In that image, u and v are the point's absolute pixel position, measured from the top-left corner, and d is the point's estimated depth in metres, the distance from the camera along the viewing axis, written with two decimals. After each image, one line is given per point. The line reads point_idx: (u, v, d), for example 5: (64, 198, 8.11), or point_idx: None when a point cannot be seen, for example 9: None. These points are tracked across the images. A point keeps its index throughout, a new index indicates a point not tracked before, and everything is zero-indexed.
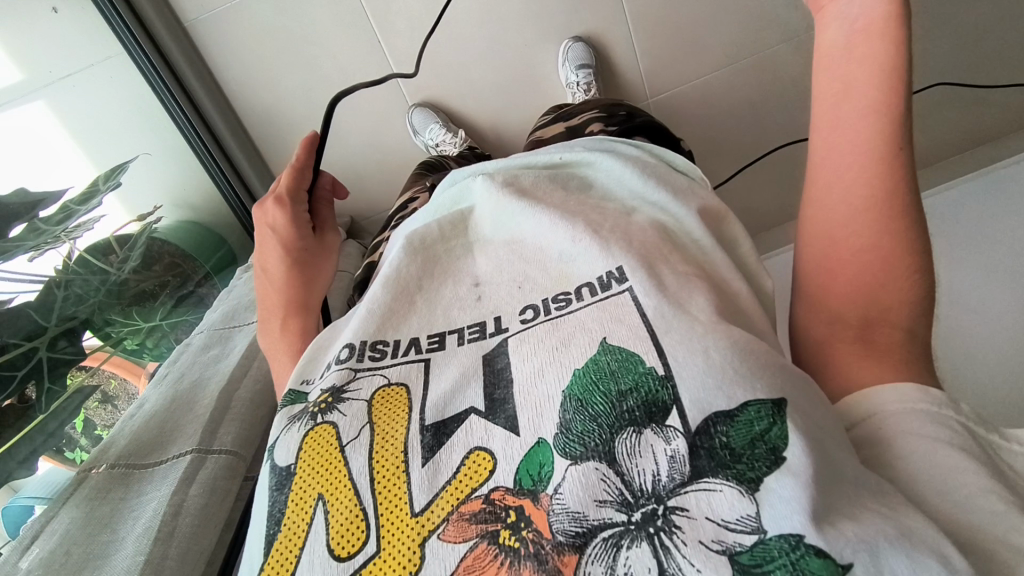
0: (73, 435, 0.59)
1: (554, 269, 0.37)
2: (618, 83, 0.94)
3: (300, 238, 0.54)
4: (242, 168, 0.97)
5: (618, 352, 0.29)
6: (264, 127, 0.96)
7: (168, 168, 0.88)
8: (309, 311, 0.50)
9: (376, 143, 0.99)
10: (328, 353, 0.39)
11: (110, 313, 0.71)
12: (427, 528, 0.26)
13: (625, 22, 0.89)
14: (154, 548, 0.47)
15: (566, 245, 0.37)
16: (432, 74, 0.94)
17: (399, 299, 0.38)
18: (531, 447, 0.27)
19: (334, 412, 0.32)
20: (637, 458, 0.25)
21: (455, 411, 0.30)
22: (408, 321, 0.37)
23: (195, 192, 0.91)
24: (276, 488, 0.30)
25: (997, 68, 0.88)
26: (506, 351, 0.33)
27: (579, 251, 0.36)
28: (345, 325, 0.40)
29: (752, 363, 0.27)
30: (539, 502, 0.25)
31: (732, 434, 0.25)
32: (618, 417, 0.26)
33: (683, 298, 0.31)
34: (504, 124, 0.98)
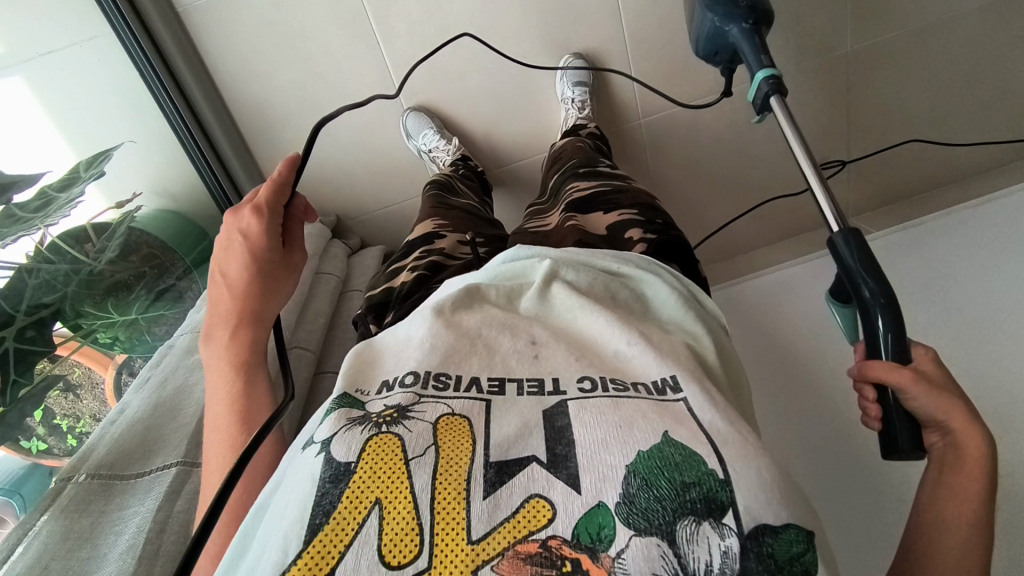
0: (31, 427, 0.56)
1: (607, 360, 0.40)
2: (613, 105, 1.02)
3: (268, 248, 0.54)
4: (229, 161, 1.01)
5: (683, 448, 0.31)
6: (253, 119, 1.00)
7: (150, 155, 0.91)
8: (261, 326, 0.53)
9: (367, 143, 1.04)
10: (381, 369, 0.40)
11: (82, 304, 0.69)
12: (482, 558, 0.27)
13: (622, 48, 0.97)
14: (142, 568, 0.48)
15: (622, 345, 0.41)
16: (430, 83, 0.99)
17: (458, 339, 0.41)
18: (591, 507, 0.29)
19: (400, 426, 0.33)
20: (693, 544, 0.27)
21: (518, 455, 0.32)
22: (469, 361, 0.39)
23: (174, 181, 0.94)
24: (331, 481, 0.30)
25: (954, 122, 1.00)
26: (567, 412, 0.35)
27: (634, 352, 0.40)
28: (396, 349, 0.42)
29: (789, 492, 0.30)
30: (598, 559, 0.27)
31: (778, 548, 0.27)
32: (680, 503, 0.28)
33: (735, 419, 0.34)
34: (496, 134, 1.04)
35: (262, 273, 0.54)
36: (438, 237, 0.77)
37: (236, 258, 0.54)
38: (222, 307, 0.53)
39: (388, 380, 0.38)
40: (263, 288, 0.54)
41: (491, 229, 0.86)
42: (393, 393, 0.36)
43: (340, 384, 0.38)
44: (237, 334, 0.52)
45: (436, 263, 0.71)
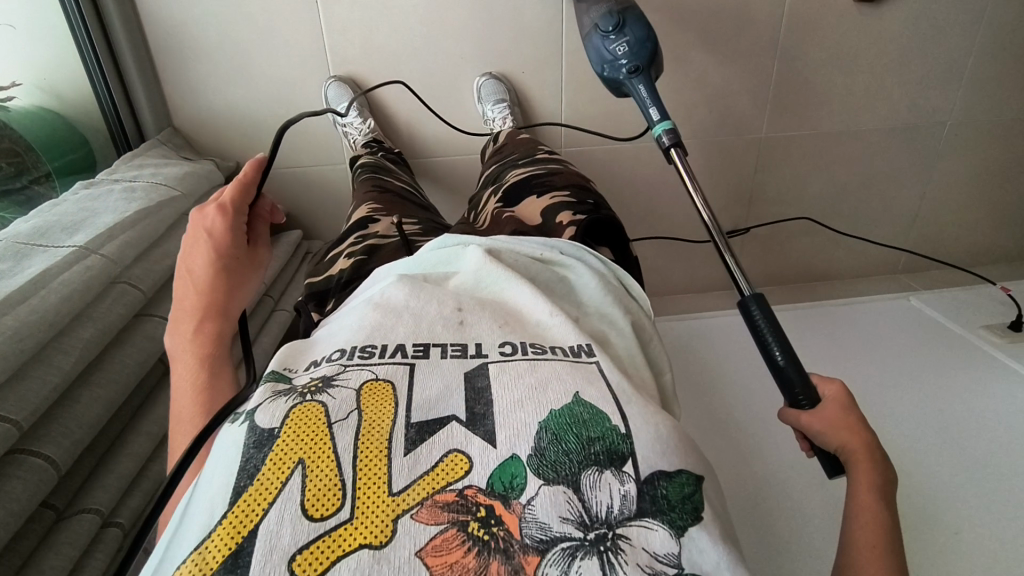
0: None
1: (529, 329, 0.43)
2: (542, 119, 1.03)
3: (235, 246, 0.55)
4: (128, 76, 0.93)
5: (590, 407, 0.34)
6: (174, 58, 0.93)
7: (32, 47, 0.85)
8: (226, 321, 0.52)
9: (285, 100, 0.98)
10: (309, 354, 0.41)
11: None
12: (402, 508, 0.29)
13: (563, 67, 0.99)
14: None
15: (543, 315, 0.44)
16: (366, 58, 0.96)
17: (384, 316, 0.42)
18: (505, 459, 0.31)
19: (324, 394, 0.34)
20: (596, 490, 0.30)
21: (438, 414, 0.34)
22: (396, 331, 0.40)
23: (65, 83, 0.90)
24: (254, 446, 0.31)
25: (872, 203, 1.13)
26: (487, 374, 0.37)
27: (554, 321, 0.43)
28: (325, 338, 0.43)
29: (684, 444, 0.34)
30: (510, 506, 0.29)
31: (669, 490, 0.31)
32: (585, 456, 0.31)
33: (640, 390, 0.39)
34: (420, 128, 1.03)
35: (229, 268, 0.54)
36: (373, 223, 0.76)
37: (202, 255, 0.53)
38: (188, 303, 0.52)
39: (316, 360, 0.39)
40: (230, 282, 0.53)
41: (425, 213, 0.86)
42: (321, 367, 0.37)
43: (270, 364, 0.39)
44: (201, 329, 0.51)
45: (372, 245, 0.71)
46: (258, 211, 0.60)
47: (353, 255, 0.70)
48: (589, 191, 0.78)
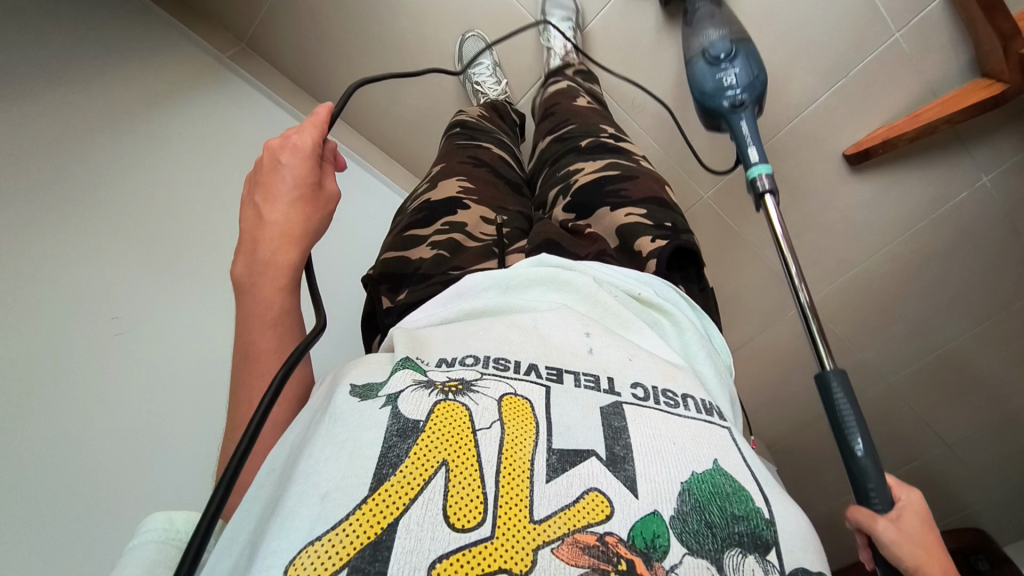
0: None
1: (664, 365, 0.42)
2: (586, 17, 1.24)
3: (310, 177, 0.56)
4: None
5: (732, 481, 0.33)
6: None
7: None
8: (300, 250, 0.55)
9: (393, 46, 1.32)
10: (436, 350, 0.40)
11: None
12: (542, 538, 0.28)
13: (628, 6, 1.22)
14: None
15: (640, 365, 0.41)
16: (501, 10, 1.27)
17: (510, 329, 0.42)
18: (647, 514, 0.30)
19: (466, 396, 0.33)
20: (739, 574, 0.28)
21: (578, 446, 0.32)
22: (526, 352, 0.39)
23: None
24: (398, 434, 0.30)
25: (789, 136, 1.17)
26: (623, 414, 0.36)
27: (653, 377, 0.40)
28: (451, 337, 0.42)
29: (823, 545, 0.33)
30: (653, 568, 0.28)
31: None
32: (729, 534, 0.30)
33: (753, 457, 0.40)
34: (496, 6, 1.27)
35: (297, 200, 0.55)
36: (462, 208, 0.76)
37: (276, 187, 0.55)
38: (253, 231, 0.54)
39: (446, 358, 0.38)
40: (299, 212, 0.55)
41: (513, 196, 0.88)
42: (454, 369, 0.36)
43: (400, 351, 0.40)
44: (274, 256, 0.53)
45: (457, 242, 0.70)
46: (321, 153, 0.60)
47: (436, 247, 0.69)
48: (678, 212, 0.77)
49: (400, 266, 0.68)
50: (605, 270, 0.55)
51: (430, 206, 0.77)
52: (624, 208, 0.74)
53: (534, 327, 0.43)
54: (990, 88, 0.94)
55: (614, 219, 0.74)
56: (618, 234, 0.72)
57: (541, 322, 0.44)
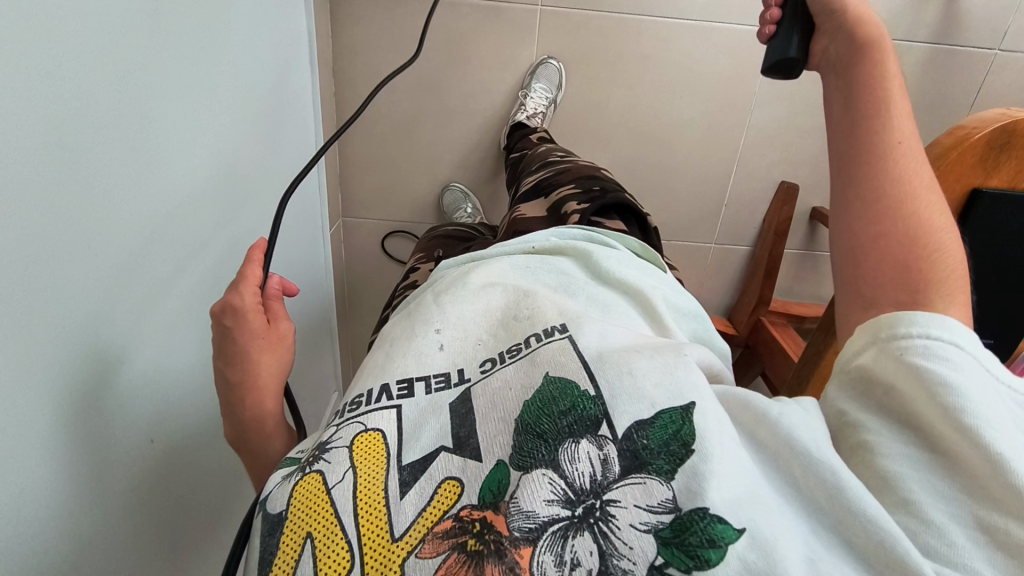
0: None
1: (508, 329, 0.44)
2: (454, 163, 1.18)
3: (254, 325, 0.50)
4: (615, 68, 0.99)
5: (558, 381, 0.33)
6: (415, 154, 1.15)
7: None
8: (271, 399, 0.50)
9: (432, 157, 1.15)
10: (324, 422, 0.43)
11: None
12: (406, 550, 0.30)
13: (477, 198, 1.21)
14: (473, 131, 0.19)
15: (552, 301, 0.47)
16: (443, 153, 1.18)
17: (372, 363, 0.44)
18: (492, 468, 0.31)
19: (320, 462, 0.36)
20: (576, 462, 0.29)
21: (428, 450, 0.35)
22: (384, 372, 0.41)
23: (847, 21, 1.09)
24: (268, 533, 0.33)
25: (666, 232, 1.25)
26: (469, 398, 0.37)
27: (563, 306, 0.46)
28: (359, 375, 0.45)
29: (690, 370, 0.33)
30: (499, 510, 0.29)
31: (652, 437, 0.29)
32: (559, 431, 0.30)
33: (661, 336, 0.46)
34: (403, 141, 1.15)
35: (258, 356, 0.50)
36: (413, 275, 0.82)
37: (229, 354, 0.50)
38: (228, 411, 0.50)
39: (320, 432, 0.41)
40: (269, 360, 0.51)
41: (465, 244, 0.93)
42: (320, 434, 0.39)
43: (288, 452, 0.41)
44: (257, 411, 0.49)
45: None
46: (264, 294, 0.54)
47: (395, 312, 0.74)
48: (596, 180, 0.80)
49: None
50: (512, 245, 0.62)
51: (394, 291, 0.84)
52: (555, 191, 0.81)
53: (389, 347, 0.45)
54: (726, 327, 1.27)
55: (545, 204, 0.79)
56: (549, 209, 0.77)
57: (396, 340, 0.45)
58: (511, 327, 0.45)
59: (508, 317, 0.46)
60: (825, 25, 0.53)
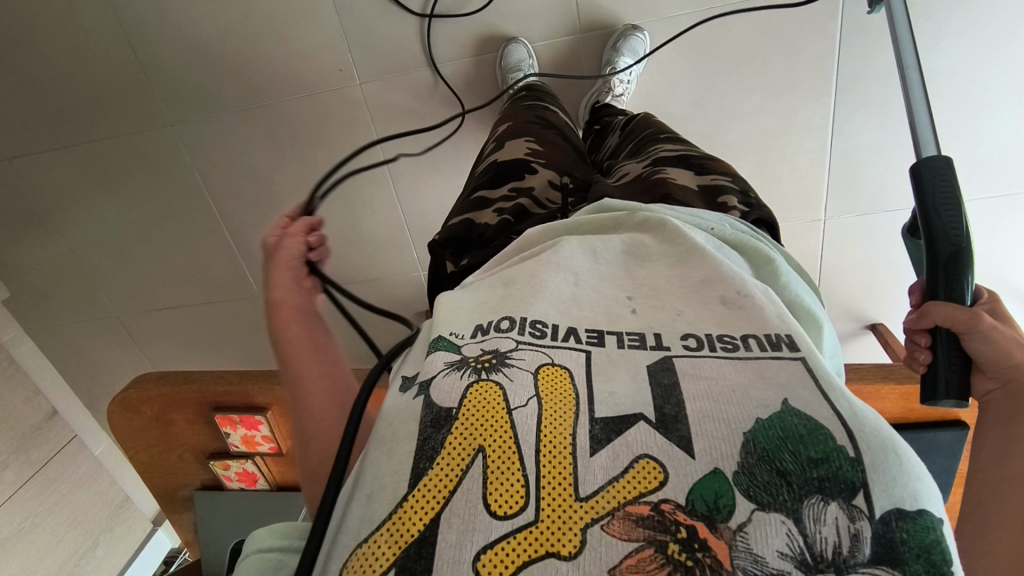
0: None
1: (718, 306, 0.38)
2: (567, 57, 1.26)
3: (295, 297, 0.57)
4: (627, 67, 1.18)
5: (806, 417, 0.29)
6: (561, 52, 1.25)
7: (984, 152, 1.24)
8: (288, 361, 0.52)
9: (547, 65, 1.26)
10: (475, 314, 0.39)
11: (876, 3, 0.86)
12: (589, 516, 0.26)
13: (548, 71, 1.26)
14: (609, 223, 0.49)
15: (732, 293, 0.38)
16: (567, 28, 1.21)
17: (552, 284, 0.39)
18: (706, 474, 0.27)
19: (499, 373, 0.32)
20: (819, 523, 0.25)
21: (625, 412, 0.30)
22: (566, 315, 0.37)
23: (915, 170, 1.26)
24: (432, 426, 0.30)
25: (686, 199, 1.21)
26: (673, 370, 0.33)
27: (743, 302, 0.37)
28: (536, 288, 0.39)
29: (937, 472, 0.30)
30: (717, 531, 0.25)
31: (911, 535, 0.25)
32: (805, 481, 0.27)
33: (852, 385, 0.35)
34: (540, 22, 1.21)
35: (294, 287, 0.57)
36: (530, 174, 0.69)
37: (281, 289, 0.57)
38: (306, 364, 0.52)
39: (483, 324, 0.37)
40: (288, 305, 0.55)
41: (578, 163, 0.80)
42: (493, 337, 0.35)
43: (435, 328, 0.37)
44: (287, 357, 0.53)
45: (523, 207, 0.64)
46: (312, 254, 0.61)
47: (502, 212, 0.63)
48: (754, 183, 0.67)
49: (465, 228, 0.62)
50: (683, 214, 0.50)
51: (498, 168, 0.71)
52: (709, 173, 0.66)
53: (575, 282, 0.40)
54: None
55: (694, 178, 0.65)
56: (700, 186, 0.63)
57: (583, 280, 0.41)
58: (721, 306, 0.38)
59: (714, 296, 0.39)
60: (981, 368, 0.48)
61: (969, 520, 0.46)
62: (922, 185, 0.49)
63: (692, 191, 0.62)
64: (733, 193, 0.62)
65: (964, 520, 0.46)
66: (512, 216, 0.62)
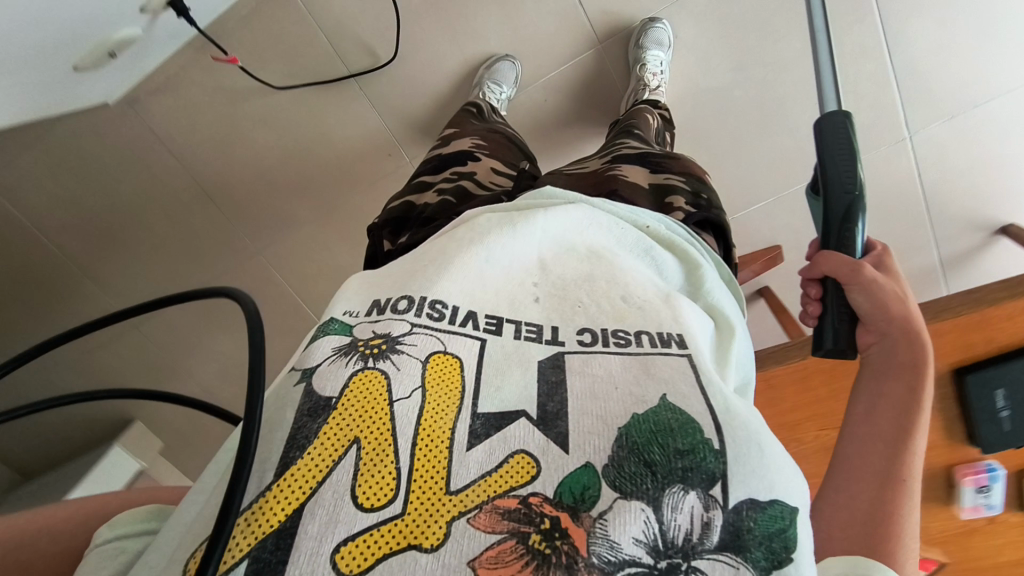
0: None
1: (617, 302, 0.39)
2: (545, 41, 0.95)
3: None
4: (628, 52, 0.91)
5: (678, 413, 0.30)
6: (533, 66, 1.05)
7: None
8: None
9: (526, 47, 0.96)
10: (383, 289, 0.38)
11: None
12: (458, 510, 0.26)
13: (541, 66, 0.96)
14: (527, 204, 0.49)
15: (630, 293, 0.39)
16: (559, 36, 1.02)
17: (460, 264, 0.39)
18: (577, 466, 0.28)
19: (386, 361, 0.31)
20: (676, 512, 0.27)
21: (508, 408, 0.31)
22: (470, 296, 0.37)
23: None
24: (309, 414, 0.29)
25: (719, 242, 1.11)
26: (562, 368, 0.33)
27: (642, 304, 0.39)
28: (447, 264, 0.39)
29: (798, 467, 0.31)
30: (579, 520, 0.26)
31: (758, 523, 0.27)
32: (669, 471, 0.28)
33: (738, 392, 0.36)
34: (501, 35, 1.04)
35: None
36: (472, 159, 0.69)
37: None
38: None
39: (382, 302, 0.36)
40: None
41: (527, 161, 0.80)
42: (387, 318, 0.34)
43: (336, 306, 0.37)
44: None
45: (464, 188, 0.64)
46: None
47: (442, 193, 0.63)
48: (707, 184, 0.67)
49: (404, 209, 0.63)
50: (609, 207, 0.50)
51: (440, 156, 0.71)
52: (662, 173, 0.67)
53: (485, 263, 0.40)
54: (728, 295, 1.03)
55: (649, 179, 0.66)
56: (649, 185, 0.65)
57: (494, 257, 0.41)
58: (621, 305, 0.38)
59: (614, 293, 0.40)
60: (865, 323, 0.48)
61: (837, 465, 0.45)
62: (823, 139, 0.49)
63: (638, 190, 0.63)
64: (680, 193, 0.63)
65: (829, 465, 0.45)
66: (454, 197, 0.62)
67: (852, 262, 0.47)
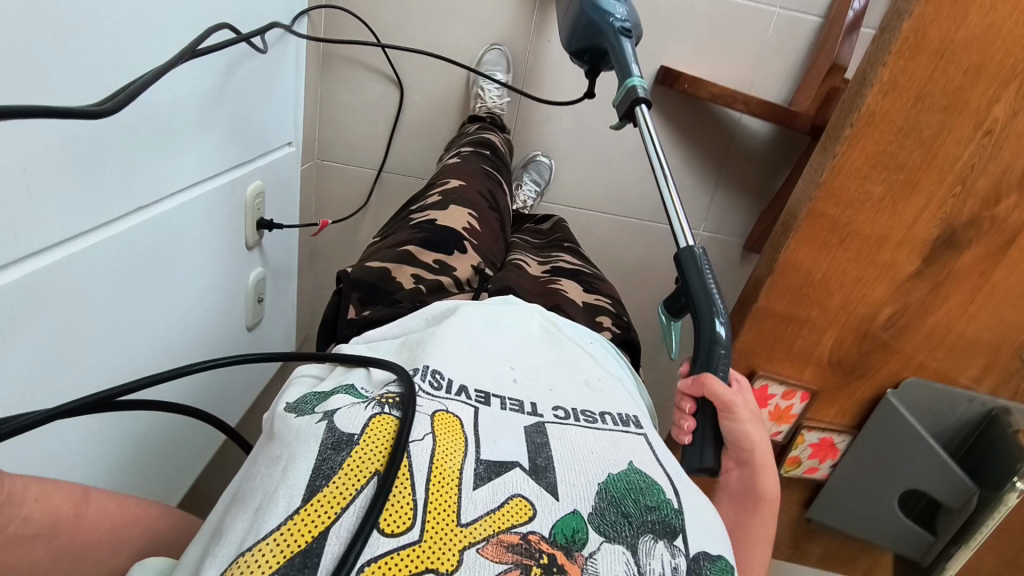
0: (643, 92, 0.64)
1: (582, 388, 0.45)
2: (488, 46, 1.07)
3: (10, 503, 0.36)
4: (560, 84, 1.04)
5: (644, 476, 0.36)
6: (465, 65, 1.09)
7: None
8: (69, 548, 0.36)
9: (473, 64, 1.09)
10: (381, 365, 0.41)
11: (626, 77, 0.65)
12: (468, 539, 0.29)
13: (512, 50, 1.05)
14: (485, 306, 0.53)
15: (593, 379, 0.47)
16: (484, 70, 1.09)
17: (452, 345, 0.44)
18: (567, 513, 0.32)
19: (399, 409, 0.35)
20: (651, 557, 0.31)
21: (505, 459, 0.35)
22: (461, 373, 0.42)
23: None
24: (332, 448, 0.31)
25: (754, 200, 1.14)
26: (545, 432, 0.39)
27: (603, 388, 0.47)
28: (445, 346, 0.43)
29: None
30: (573, 558, 0.30)
31: (713, 572, 0.33)
32: (642, 523, 0.33)
33: None
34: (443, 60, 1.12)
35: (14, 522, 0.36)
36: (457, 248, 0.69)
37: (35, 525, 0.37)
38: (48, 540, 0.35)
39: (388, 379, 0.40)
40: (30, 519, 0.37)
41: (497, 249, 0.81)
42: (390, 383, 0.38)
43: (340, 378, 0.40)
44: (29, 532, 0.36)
45: (442, 282, 0.64)
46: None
47: (419, 279, 0.63)
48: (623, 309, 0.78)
49: (379, 279, 0.61)
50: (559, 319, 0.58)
51: (419, 232, 0.70)
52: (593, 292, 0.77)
53: (470, 346, 0.45)
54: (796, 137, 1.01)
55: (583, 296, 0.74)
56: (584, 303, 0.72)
57: (477, 343, 0.46)
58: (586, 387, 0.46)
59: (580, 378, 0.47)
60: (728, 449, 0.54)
61: None
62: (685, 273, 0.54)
63: (576, 308, 0.71)
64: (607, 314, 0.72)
65: None
66: (429, 283, 0.63)
67: (725, 400, 0.49)
